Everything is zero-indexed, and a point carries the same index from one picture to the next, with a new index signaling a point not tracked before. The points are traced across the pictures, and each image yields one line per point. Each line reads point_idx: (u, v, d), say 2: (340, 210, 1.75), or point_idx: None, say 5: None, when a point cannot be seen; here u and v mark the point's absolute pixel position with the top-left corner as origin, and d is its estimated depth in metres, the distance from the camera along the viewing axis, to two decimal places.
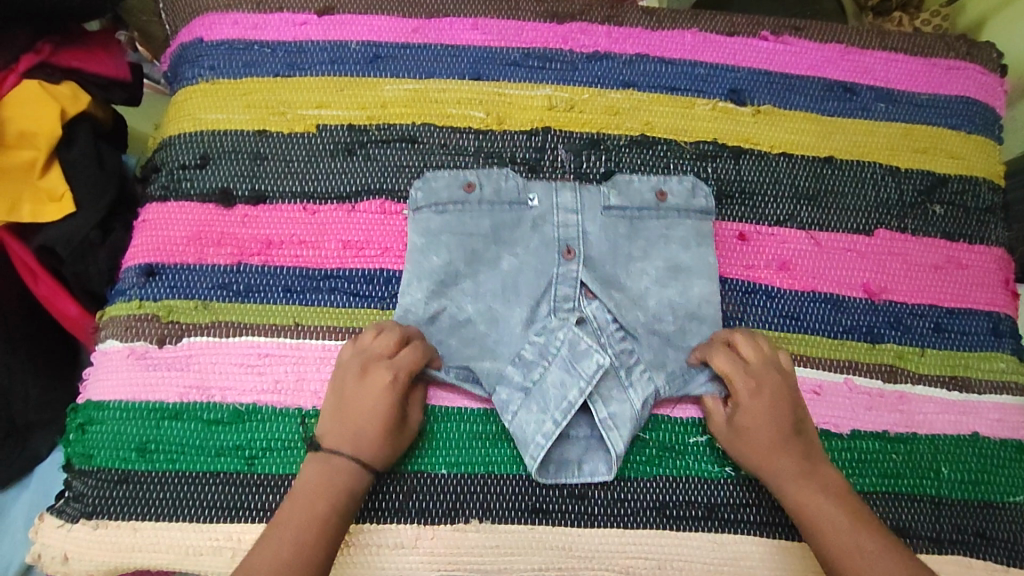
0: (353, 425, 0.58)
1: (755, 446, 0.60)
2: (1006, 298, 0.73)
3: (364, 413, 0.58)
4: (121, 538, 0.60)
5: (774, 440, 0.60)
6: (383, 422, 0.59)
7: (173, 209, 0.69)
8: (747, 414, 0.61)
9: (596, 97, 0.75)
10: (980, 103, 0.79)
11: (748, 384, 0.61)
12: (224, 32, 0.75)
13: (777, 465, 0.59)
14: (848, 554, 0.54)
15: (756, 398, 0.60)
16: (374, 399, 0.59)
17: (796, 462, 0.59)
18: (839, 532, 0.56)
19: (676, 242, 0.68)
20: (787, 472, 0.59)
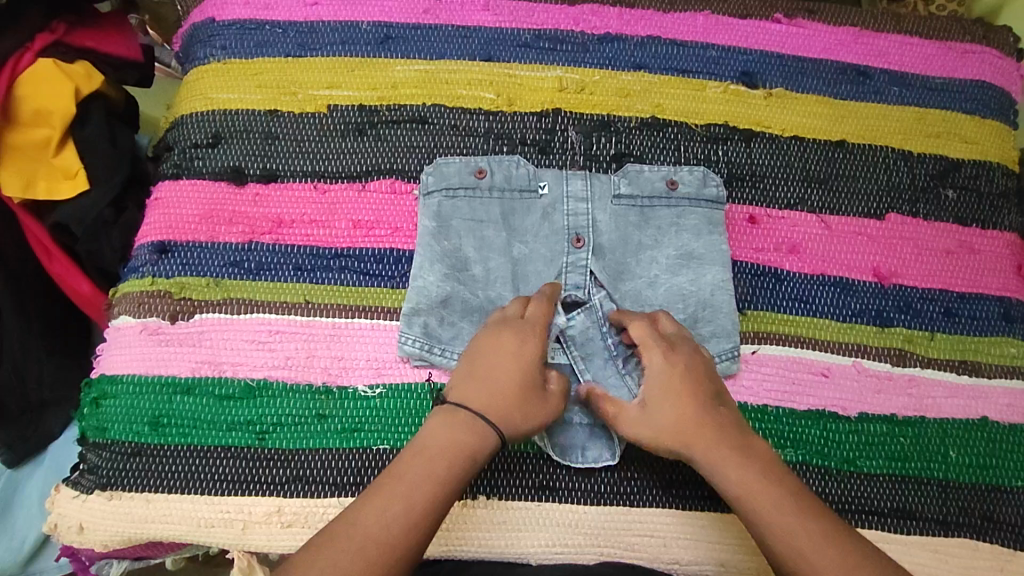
0: (484, 384, 0.56)
1: (669, 419, 0.56)
2: (1018, 284, 0.73)
3: (507, 372, 0.56)
4: (134, 510, 0.61)
5: (689, 413, 0.56)
6: (524, 378, 0.56)
7: (185, 187, 0.70)
8: (660, 385, 0.57)
9: (607, 79, 0.74)
10: (996, 87, 0.78)
11: (660, 354, 0.58)
12: (236, 13, 0.76)
13: (698, 442, 0.55)
14: (777, 530, 0.51)
15: (670, 369, 0.58)
16: (511, 356, 0.57)
17: (716, 436, 0.55)
18: (763, 505, 0.52)
19: (687, 230, 0.68)
20: (704, 446, 0.55)
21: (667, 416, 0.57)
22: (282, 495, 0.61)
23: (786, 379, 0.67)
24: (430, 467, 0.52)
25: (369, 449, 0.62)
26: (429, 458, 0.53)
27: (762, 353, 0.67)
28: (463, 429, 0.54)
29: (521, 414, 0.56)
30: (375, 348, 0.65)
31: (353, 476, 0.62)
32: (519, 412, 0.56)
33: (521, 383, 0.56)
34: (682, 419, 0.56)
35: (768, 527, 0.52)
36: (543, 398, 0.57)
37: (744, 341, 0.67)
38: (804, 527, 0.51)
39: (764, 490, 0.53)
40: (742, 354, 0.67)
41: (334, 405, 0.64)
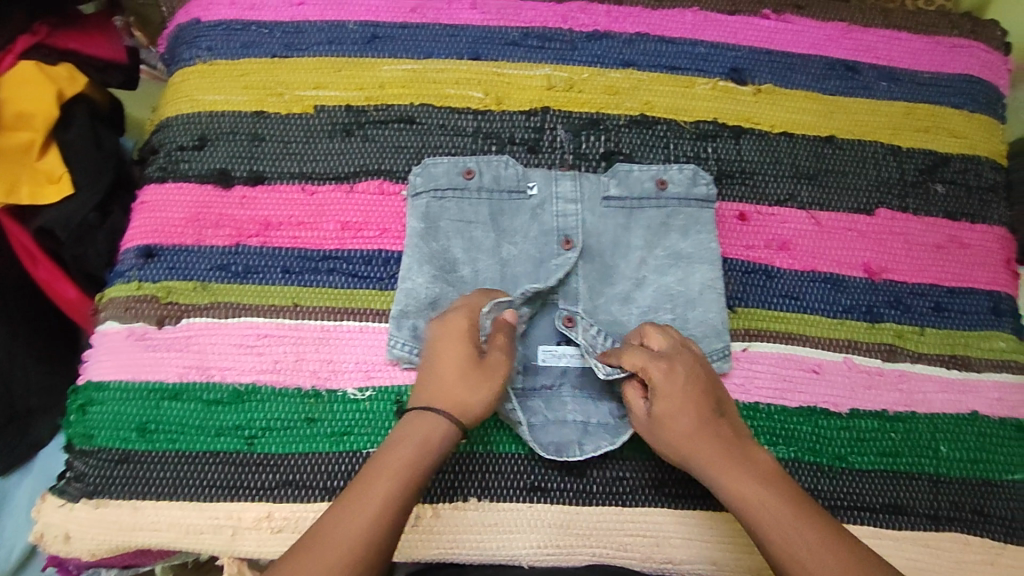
0: (430, 374, 0.58)
1: (678, 444, 0.56)
2: (1007, 277, 0.73)
3: (446, 360, 0.57)
4: (122, 517, 0.61)
5: (693, 436, 0.55)
6: (462, 360, 0.57)
7: (170, 190, 0.69)
8: (662, 408, 0.57)
9: (596, 76, 0.74)
10: (984, 82, 0.78)
11: (661, 374, 0.57)
12: (221, 13, 0.75)
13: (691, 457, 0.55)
14: (796, 559, 0.49)
15: (669, 388, 0.57)
16: (448, 343, 0.58)
17: (723, 459, 0.54)
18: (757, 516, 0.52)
19: (676, 230, 0.68)
20: (699, 454, 0.55)
21: (676, 440, 0.56)
22: (271, 500, 0.61)
23: (777, 376, 0.66)
24: (395, 469, 0.52)
25: (359, 453, 0.62)
26: (390, 455, 0.53)
27: (753, 350, 0.67)
28: (415, 421, 0.55)
29: (467, 396, 0.56)
30: (364, 350, 0.65)
31: (343, 480, 0.61)
32: (463, 393, 0.56)
33: (460, 367, 0.57)
34: (688, 444, 0.55)
35: (791, 560, 0.49)
36: (489, 374, 0.57)
37: (735, 338, 0.67)
38: (819, 555, 0.49)
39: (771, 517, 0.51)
40: (732, 351, 0.67)
41: (323, 409, 0.63)
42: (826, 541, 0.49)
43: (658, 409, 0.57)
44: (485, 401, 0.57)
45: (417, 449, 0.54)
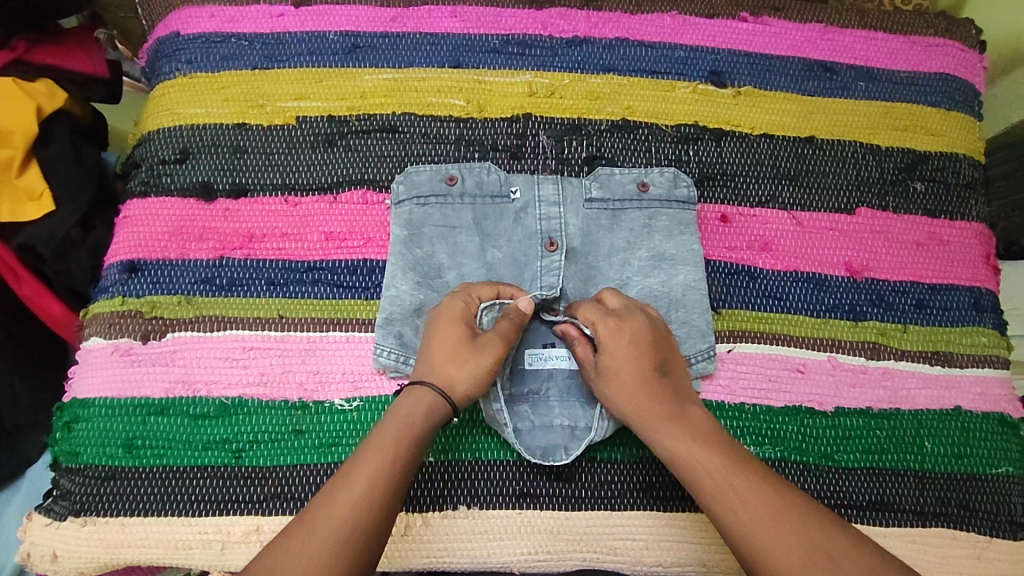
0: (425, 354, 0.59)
1: (617, 393, 0.58)
2: (987, 273, 0.74)
3: (441, 338, 0.59)
4: (110, 534, 0.60)
5: (635, 386, 0.58)
6: (456, 340, 0.58)
7: (153, 204, 0.69)
8: (608, 361, 0.59)
9: (577, 82, 0.74)
10: (961, 79, 0.79)
11: (608, 329, 0.60)
12: (201, 26, 0.75)
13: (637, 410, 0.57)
14: (729, 509, 0.50)
15: (615, 342, 0.59)
16: (443, 323, 0.60)
17: (662, 409, 0.57)
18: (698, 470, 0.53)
19: (659, 232, 0.68)
20: (645, 408, 0.57)
21: (616, 390, 0.59)
22: (260, 514, 0.61)
23: (762, 376, 0.67)
24: (382, 451, 0.52)
25: None
26: (376, 436, 0.53)
27: (737, 351, 0.67)
28: (406, 396, 0.56)
29: (456, 372, 0.57)
30: (351, 360, 0.65)
31: None
32: (452, 370, 0.57)
33: (454, 346, 0.58)
34: (629, 394, 0.58)
35: (726, 510, 0.50)
36: (481, 353, 0.58)
37: (720, 340, 0.68)
38: (750, 508, 0.50)
39: (702, 468, 0.53)
40: (717, 352, 0.67)
41: (311, 420, 0.63)
42: (770, 502, 0.50)
43: (603, 360, 0.60)
44: (473, 378, 0.57)
45: (402, 428, 0.54)
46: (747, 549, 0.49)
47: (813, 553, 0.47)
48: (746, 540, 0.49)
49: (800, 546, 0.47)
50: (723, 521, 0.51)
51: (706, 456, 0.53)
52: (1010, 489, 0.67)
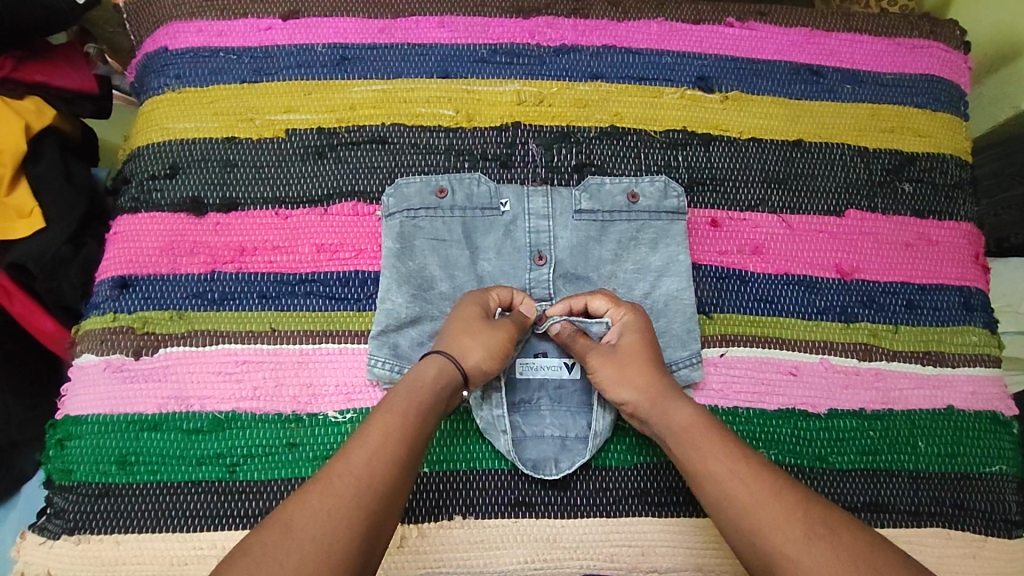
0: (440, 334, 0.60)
1: (633, 369, 0.60)
2: (976, 272, 0.74)
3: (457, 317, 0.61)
4: (104, 552, 0.60)
5: (654, 366, 0.60)
6: (469, 318, 0.60)
7: (144, 220, 0.69)
8: (630, 341, 0.61)
9: (565, 90, 0.75)
10: (946, 81, 0.79)
11: (638, 314, 0.63)
12: (189, 40, 0.75)
13: (641, 395, 0.59)
14: (730, 494, 0.51)
15: (644, 327, 0.62)
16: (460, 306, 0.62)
17: (678, 390, 0.59)
18: (702, 456, 0.54)
19: (645, 243, 0.69)
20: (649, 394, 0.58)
21: (618, 375, 0.60)
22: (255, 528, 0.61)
23: (754, 380, 0.67)
24: (394, 411, 0.52)
25: None
26: (374, 418, 0.52)
27: (730, 356, 0.68)
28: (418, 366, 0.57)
29: (465, 344, 0.58)
30: (344, 372, 0.65)
31: None
32: (464, 343, 0.58)
33: (467, 324, 0.60)
34: (647, 372, 0.59)
35: (730, 499, 0.51)
36: (494, 328, 0.60)
37: (711, 344, 0.68)
38: (756, 481, 0.51)
39: (714, 441, 0.54)
40: (709, 358, 0.67)
41: (304, 433, 0.63)
42: (775, 490, 0.50)
43: (623, 340, 0.62)
44: (481, 353, 0.59)
45: (410, 392, 0.54)
46: (749, 519, 0.49)
47: (812, 527, 0.48)
48: (750, 511, 0.50)
49: (801, 521, 0.48)
50: (728, 493, 0.51)
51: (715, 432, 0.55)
52: (1004, 487, 0.67)
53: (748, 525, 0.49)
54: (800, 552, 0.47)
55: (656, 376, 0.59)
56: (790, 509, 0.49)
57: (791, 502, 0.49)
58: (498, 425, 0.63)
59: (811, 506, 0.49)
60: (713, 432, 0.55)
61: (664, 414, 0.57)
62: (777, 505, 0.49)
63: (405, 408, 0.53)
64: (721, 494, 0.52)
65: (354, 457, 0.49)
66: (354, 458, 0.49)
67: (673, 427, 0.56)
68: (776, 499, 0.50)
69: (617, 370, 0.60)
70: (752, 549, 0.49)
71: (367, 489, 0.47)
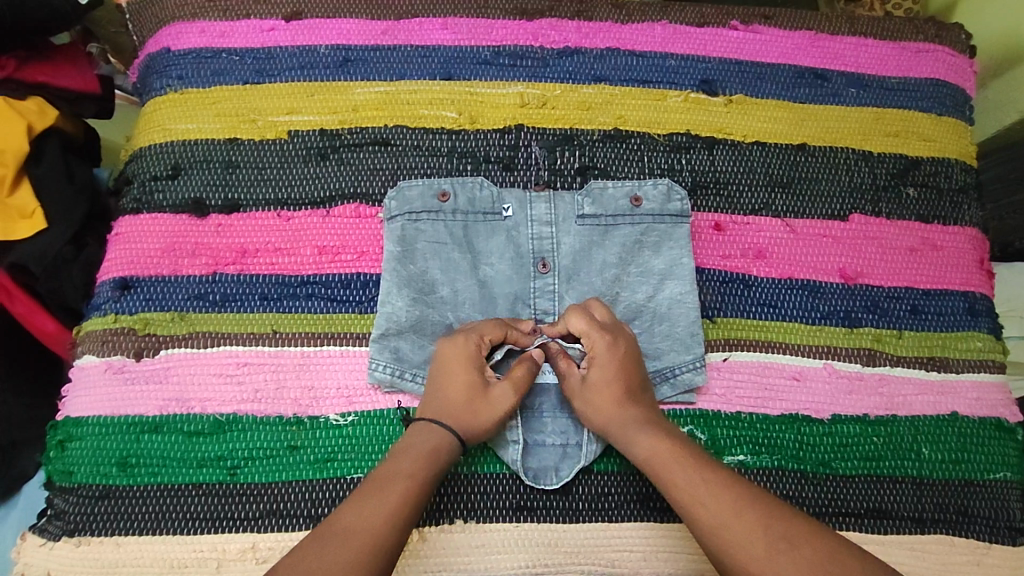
0: (434, 393, 0.59)
1: (600, 404, 0.59)
2: (981, 277, 0.74)
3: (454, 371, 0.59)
4: (103, 554, 0.60)
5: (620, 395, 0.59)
6: (466, 378, 0.59)
7: (146, 221, 0.69)
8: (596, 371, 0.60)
9: (568, 92, 0.74)
10: (951, 85, 0.79)
11: (607, 341, 0.60)
12: (192, 41, 0.75)
13: (609, 422, 0.59)
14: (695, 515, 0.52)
15: (612, 357, 0.60)
16: (457, 354, 0.60)
17: (646, 416, 0.59)
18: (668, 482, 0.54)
19: (648, 247, 0.68)
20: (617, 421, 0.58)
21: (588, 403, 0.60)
22: (256, 531, 0.60)
23: (758, 384, 0.67)
24: (412, 464, 0.55)
25: (343, 479, 0.62)
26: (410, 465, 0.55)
27: (733, 360, 0.67)
28: (417, 432, 0.58)
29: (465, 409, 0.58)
30: (345, 375, 0.65)
31: (327, 508, 0.61)
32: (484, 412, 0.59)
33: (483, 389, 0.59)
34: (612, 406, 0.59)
35: (697, 520, 0.52)
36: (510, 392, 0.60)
37: (714, 349, 0.68)
38: (718, 502, 0.51)
39: (676, 467, 0.54)
40: (711, 362, 0.67)
41: (305, 436, 0.63)
42: (736, 507, 0.51)
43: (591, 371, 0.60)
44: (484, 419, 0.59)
45: (425, 448, 0.56)
46: (713, 542, 0.50)
47: (774, 543, 0.48)
48: (714, 532, 0.50)
49: (763, 537, 0.49)
50: (692, 517, 0.52)
51: (678, 457, 0.55)
52: (1008, 494, 0.67)
53: (715, 545, 0.50)
54: (762, 567, 0.48)
55: (622, 409, 0.59)
56: (751, 525, 0.49)
57: (754, 519, 0.50)
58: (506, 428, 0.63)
59: (775, 518, 0.50)
60: (675, 457, 0.55)
61: (631, 447, 0.57)
62: (737, 524, 0.50)
63: (421, 463, 0.55)
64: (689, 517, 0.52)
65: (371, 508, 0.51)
66: (373, 508, 0.51)
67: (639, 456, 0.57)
68: (736, 519, 0.50)
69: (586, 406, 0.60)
70: (721, 566, 0.50)
71: (384, 540, 0.50)
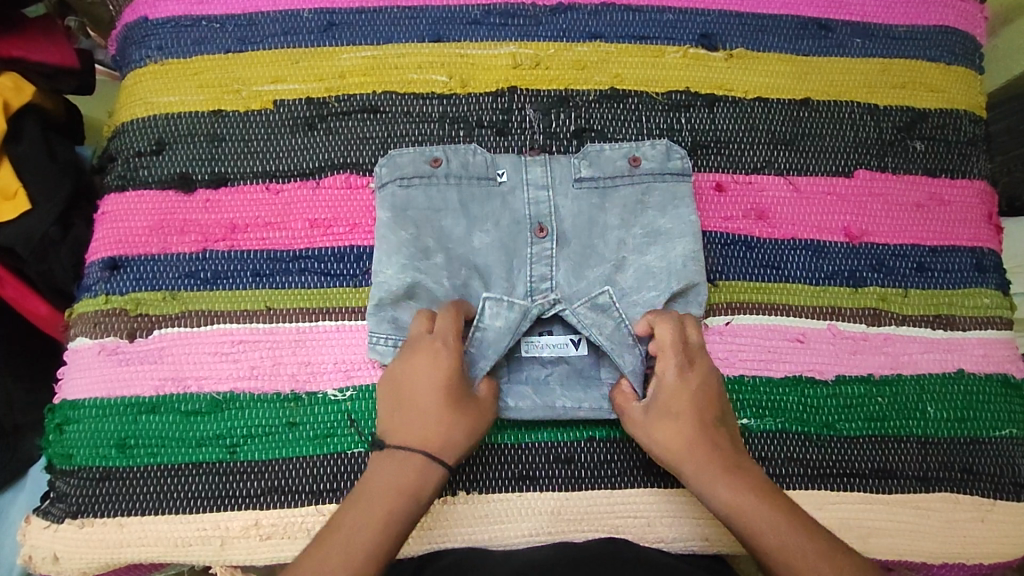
0: (412, 418, 0.55)
1: (687, 426, 0.56)
2: (990, 232, 0.72)
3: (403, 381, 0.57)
4: (108, 535, 0.60)
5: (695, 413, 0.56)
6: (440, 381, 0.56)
7: (132, 198, 0.67)
8: (678, 395, 0.57)
9: (563, 51, 0.71)
10: (961, 32, 0.75)
11: (669, 354, 0.58)
12: (170, 9, 0.72)
13: (686, 450, 0.55)
14: (746, 527, 0.52)
15: (676, 378, 0.57)
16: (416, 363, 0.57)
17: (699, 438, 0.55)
18: (727, 501, 0.53)
19: (653, 206, 0.66)
20: (694, 457, 0.55)
21: (665, 433, 0.56)
22: (258, 508, 0.60)
23: (761, 348, 0.66)
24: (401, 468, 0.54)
25: (343, 454, 0.62)
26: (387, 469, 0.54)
27: (736, 324, 0.66)
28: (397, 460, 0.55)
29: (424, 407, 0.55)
30: (342, 350, 0.64)
31: (328, 482, 0.61)
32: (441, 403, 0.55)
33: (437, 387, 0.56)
34: (690, 434, 0.56)
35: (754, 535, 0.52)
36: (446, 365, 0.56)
37: (718, 313, 0.66)
38: (762, 509, 0.52)
39: (749, 494, 0.53)
40: (716, 325, 0.66)
41: (303, 412, 0.62)
42: (768, 519, 0.52)
43: (664, 399, 0.57)
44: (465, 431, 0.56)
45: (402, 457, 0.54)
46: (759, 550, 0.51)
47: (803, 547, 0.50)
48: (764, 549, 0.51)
49: (793, 550, 0.50)
50: (751, 533, 0.52)
51: (754, 490, 0.53)
52: (1013, 450, 0.66)
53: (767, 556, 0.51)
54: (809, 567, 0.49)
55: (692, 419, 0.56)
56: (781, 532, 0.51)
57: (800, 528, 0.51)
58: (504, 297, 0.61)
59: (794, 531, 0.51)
60: (754, 476, 0.55)
61: (710, 478, 0.54)
62: (771, 534, 0.51)
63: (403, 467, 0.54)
64: (736, 522, 0.53)
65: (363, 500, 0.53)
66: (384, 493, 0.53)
67: (706, 491, 0.54)
68: (784, 522, 0.51)
69: (665, 426, 0.57)
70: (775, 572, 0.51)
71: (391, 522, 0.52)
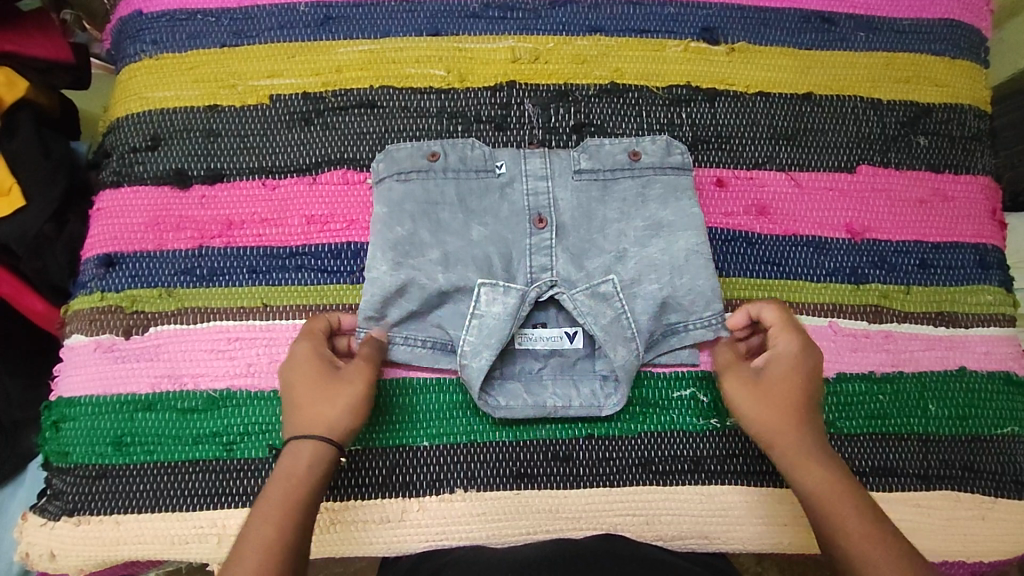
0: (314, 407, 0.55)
1: (780, 404, 0.55)
2: (993, 228, 0.71)
3: (296, 390, 0.56)
4: (104, 533, 0.60)
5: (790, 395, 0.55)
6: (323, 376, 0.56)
7: (128, 194, 0.67)
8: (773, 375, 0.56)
9: (562, 45, 0.71)
10: (966, 25, 0.74)
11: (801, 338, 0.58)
12: (165, 3, 0.71)
13: (778, 425, 0.55)
14: (825, 507, 0.51)
15: (799, 358, 0.57)
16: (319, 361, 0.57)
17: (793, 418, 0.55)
18: (814, 482, 0.52)
19: (654, 199, 0.65)
20: (786, 433, 0.54)
21: (758, 408, 0.56)
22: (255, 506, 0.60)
23: None
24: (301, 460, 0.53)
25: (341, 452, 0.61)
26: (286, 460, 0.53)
27: None
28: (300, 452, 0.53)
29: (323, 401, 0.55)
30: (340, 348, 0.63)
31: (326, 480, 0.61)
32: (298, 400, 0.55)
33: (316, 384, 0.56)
34: (785, 409, 0.55)
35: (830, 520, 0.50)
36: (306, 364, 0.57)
37: None
38: (846, 494, 0.51)
39: (838, 478, 0.52)
40: None
41: None
42: (852, 504, 0.51)
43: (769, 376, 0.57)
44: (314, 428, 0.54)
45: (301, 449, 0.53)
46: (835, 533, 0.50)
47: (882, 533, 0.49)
48: (842, 533, 0.50)
49: (871, 534, 0.49)
50: (830, 517, 0.50)
51: (844, 478, 0.52)
52: (1015, 448, 0.66)
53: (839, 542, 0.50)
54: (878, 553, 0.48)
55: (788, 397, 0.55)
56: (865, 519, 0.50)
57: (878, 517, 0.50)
58: (500, 287, 0.62)
59: (872, 517, 0.50)
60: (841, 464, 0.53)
61: (802, 458, 0.53)
62: (851, 518, 0.50)
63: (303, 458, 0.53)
64: (815, 505, 0.52)
65: (278, 508, 0.50)
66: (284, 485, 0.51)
67: (796, 471, 0.53)
68: (866, 508, 0.50)
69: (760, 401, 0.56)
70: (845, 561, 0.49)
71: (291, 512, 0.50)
